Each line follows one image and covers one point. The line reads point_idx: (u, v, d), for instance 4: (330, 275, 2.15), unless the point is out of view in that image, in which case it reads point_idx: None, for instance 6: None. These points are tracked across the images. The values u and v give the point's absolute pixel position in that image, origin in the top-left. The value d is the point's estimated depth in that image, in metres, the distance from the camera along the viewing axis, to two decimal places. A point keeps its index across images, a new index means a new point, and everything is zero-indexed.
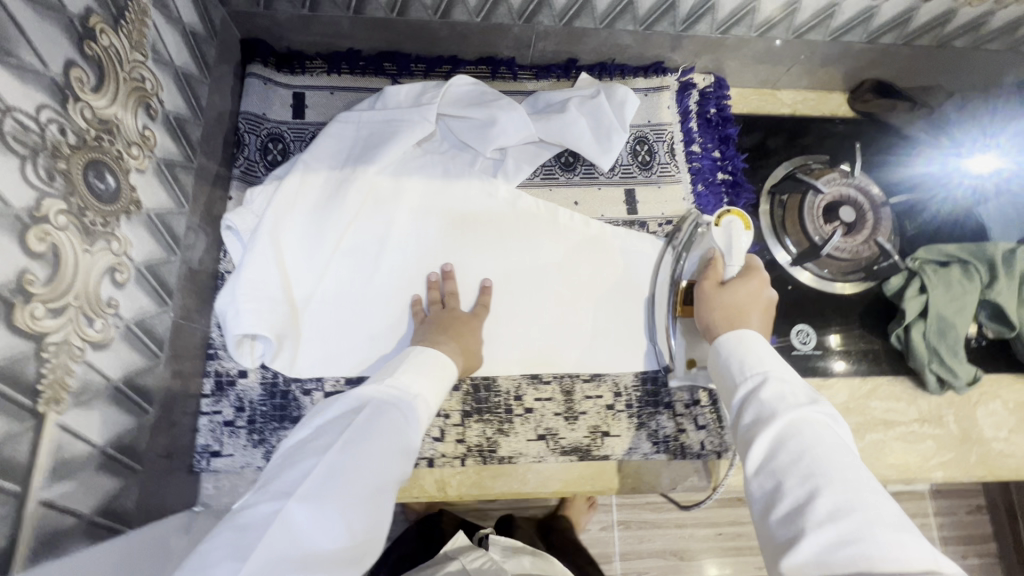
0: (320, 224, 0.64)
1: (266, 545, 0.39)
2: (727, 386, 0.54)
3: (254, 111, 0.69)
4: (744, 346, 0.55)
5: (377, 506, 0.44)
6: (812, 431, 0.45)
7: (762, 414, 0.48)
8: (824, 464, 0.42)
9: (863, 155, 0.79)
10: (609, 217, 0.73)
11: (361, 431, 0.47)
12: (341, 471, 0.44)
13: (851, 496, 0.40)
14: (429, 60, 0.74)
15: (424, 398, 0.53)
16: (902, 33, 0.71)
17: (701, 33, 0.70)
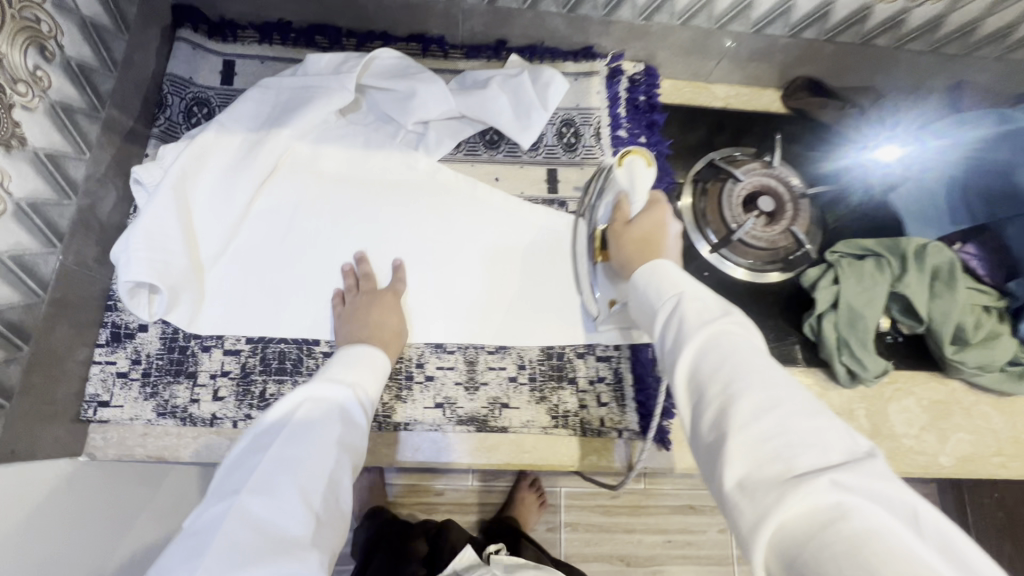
0: (231, 183, 0.65)
1: (226, 538, 0.38)
2: (647, 312, 0.49)
3: (181, 75, 0.71)
4: (659, 275, 0.50)
5: (335, 489, 0.44)
6: (731, 341, 0.41)
7: (680, 334, 0.44)
8: (745, 366, 0.39)
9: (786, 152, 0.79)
10: (529, 195, 0.74)
11: (304, 418, 0.47)
12: (289, 460, 0.43)
13: (773, 397, 0.36)
14: (361, 35, 0.75)
15: (360, 388, 0.53)
16: (823, 28, 0.72)
17: (624, 18, 0.71)
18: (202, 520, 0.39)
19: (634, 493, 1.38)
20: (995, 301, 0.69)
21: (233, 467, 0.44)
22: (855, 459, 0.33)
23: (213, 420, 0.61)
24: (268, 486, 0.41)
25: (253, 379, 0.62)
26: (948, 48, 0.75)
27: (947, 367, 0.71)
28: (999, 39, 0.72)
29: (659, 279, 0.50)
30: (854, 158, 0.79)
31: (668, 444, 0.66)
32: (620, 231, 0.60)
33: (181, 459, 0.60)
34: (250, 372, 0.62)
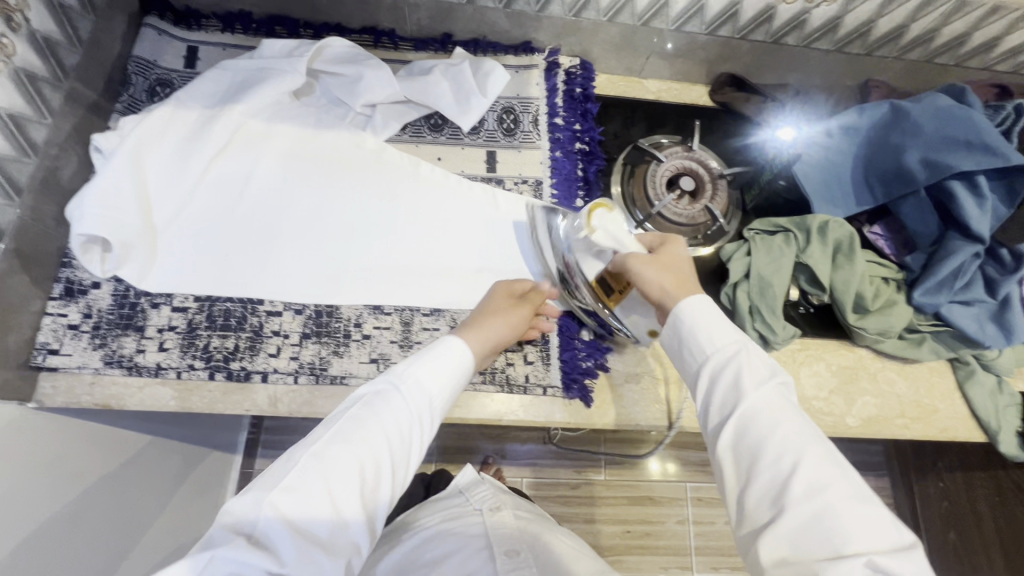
0: (185, 153, 0.70)
1: (264, 531, 0.41)
2: (693, 363, 0.54)
3: (145, 57, 0.76)
4: (703, 317, 0.55)
5: (370, 496, 0.47)
6: (775, 410, 0.48)
7: (727, 398, 0.50)
8: (795, 442, 0.46)
9: (704, 139, 0.87)
10: (468, 173, 0.80)
11: (354, 423, 0.49)
12: (333, 465, 0.46)
13: (817, 471, 0.44)
14: (316, 26, 0.82)
15: (420, 387, 0.54)
16: (735, 26, 0.80)
17: (556, 13, 0.78)
18: (245, 498, 0.42)
19: (594, 483, 1.41)
20: (893, 273, 0.77)
21: (282, 458, 0.46)
22: (899, 547, 0.40)
23: (158, 370, 0.64)
24: (310, 487, 0.44)
25: (199, 333, 0.66)
26: (851, 47, 0.83)
27: (853, 335, 0.77)
28: (893, 39, 0.81)
29: (705, 332, 0.54)
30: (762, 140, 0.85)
31: (590, 400, 0.70)
32: (637, 278, 0.62)
33: (126, 407, 0.64)
34: (196, 327, 0.66)
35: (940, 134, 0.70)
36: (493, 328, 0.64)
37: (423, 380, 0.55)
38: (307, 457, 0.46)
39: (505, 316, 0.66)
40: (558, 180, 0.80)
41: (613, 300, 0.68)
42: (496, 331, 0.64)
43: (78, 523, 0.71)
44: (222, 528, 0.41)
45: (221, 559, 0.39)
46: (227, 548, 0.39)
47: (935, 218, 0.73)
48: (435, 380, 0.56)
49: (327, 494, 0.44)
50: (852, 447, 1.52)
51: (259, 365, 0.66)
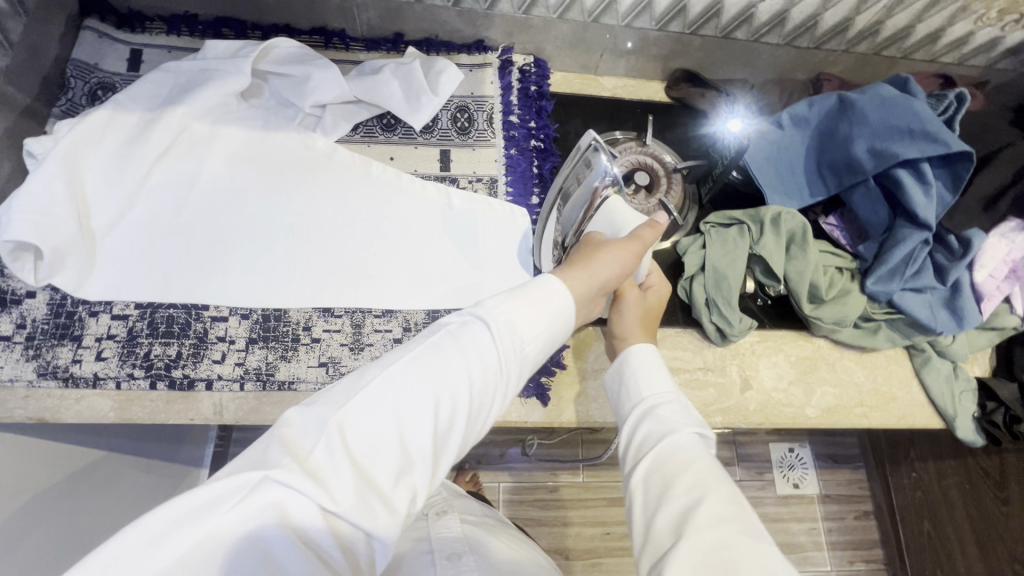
0: (124, 157, 0.68)
1: (319, 457, 0.36)
2: (628, 401, 0.57)
3: (86, 60, 0.74)
4: (648, 364, 0.58)
5: (440, 445, 0.41)
6: (692, 448, 0.48)
7: (653, 432, 0.51)
8: (706, 477, 0.45)
9: (661, 133, 0.87)
10: (422, 172, 0.79)
11: (433, 355, 0.43)
12: (407, 397, 0.40)
13: (722, 512, 0.43)
14: (264, 27, 0.80)
15: (510, 325, 0.46)
16: (685, 21, 0.80)
17: (506, 11, 0.78)
18: (310, 412, 0.38)
19: (572, 485, 1.39)
20: (847, 263, 0.77)
21: (353, 375, 0.41)
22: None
23: (96, 380, 0.62)
24: (379, 417, 0.38)
25: (139, 342, 0.64)
26: (800, 41, 0.84)
27: (809, 325, 0.77)
28: (840, 33, 0.82)
29: (644, 378, 0.57)
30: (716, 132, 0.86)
31: (546, 399, 0.69)
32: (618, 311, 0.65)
33: (63, 419, 0.62)
34: (137, 335, 0.64)
35: (884, 123, 0.71)
36: (604, 266, 0.57)
37: (513, 320, 0.47)
38: (380, 382, 0.40)
39: (613, 257, 0.59)
40: (513, 177, 0.80)
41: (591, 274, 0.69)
42: (606, 270, 0.58)
43: (28, 543, 0.70)
44: (284, 443, 0.36)
45: (272, 482, 0.33)
46: (282, 471, 0.34)
47: (885, 207, 0.74)
48: (529, 324, 0.47)
49: (395, 431, 0.38)
50: (828, 441, 1.53)
51: (203, 372, 0.64)
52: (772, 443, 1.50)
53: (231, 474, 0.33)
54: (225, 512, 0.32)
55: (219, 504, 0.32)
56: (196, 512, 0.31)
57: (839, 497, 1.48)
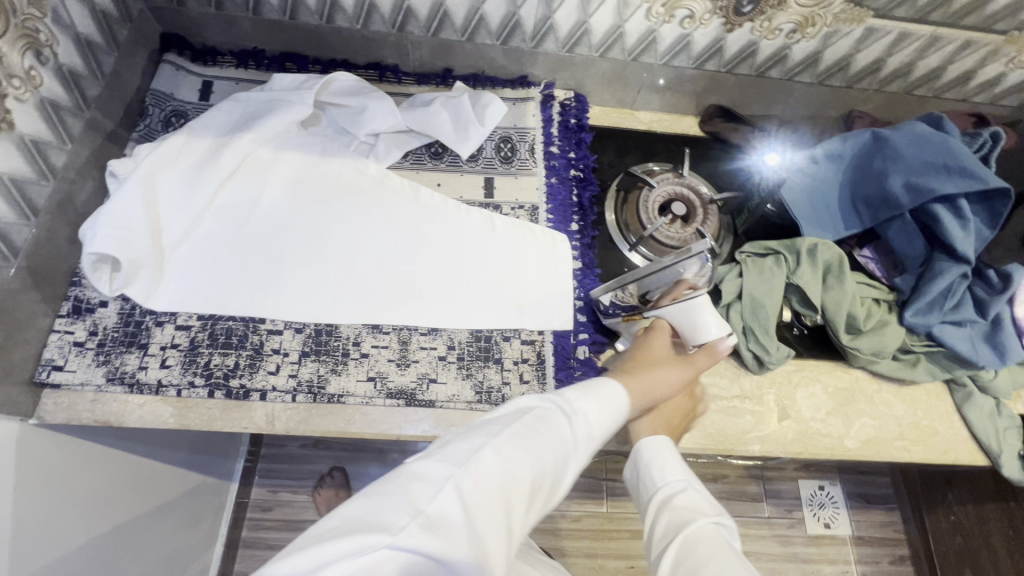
0: (195, 180, 0.73)
1: (436, 515, 0.38)
2: (650, 492, 0.60)
3: (163, 90, 0.81)
4: (662, 458, 0.61)
5: (525, 514, 0.44)
6: (711, 537, 0.51)
7: (674, 523, 0.54)
8: (728, 565, 0.48)
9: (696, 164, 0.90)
10: (467, 198, 0.82)
11: (533, 432, 0.47)
12: (510, 470, 0.44)
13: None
14: (324, 62, 0.86)
15: (584, 417, 0.52)
16: (721, 60, 0.84)
17: (551, 49, 0.83)
18: (429, 469, 0.41)
19: (596, 515, 1.37)
20: (884, 295, 0.78)
21: (461, 438, 0.45)
22: None
23: (159, 388, 0.65)
24: (488, 487, 0.42)
25: (200, 351, 0.67)
26: (832, 80, 0.87)
27: (846, 355, 0.77)
28: (871, 73, 0.85)
29: (660, 467, 0.61)
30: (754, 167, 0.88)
31: None
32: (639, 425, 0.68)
33: (125, 424, 0.64)
34: (198, 345, 0.68)
35: (920, 159, 0.73)
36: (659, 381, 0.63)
37: (589, 411, 0.52)
38: (489, 450, 0.44)
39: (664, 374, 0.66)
40: (553, 205, 0.83)
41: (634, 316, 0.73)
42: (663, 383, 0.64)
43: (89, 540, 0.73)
44: (406, 499, 0.39)
45: (394, 547, 0.36)
46: (407, 535, 0.36)
47: (921, 240, 0.75)
48: (603, 417, 0.53)
49: (500, 503, 0.42)
50: (860, 479, 1.49)
51: (259, 383, 0.67)
52: (801, 479, 1.47)
53: (358, 533, 0.36)
54: (355, 568, 0.34)
55: (350, 558, 0.34)
56: (328, 562, 0.34)
57: (872, 540, 1.43)
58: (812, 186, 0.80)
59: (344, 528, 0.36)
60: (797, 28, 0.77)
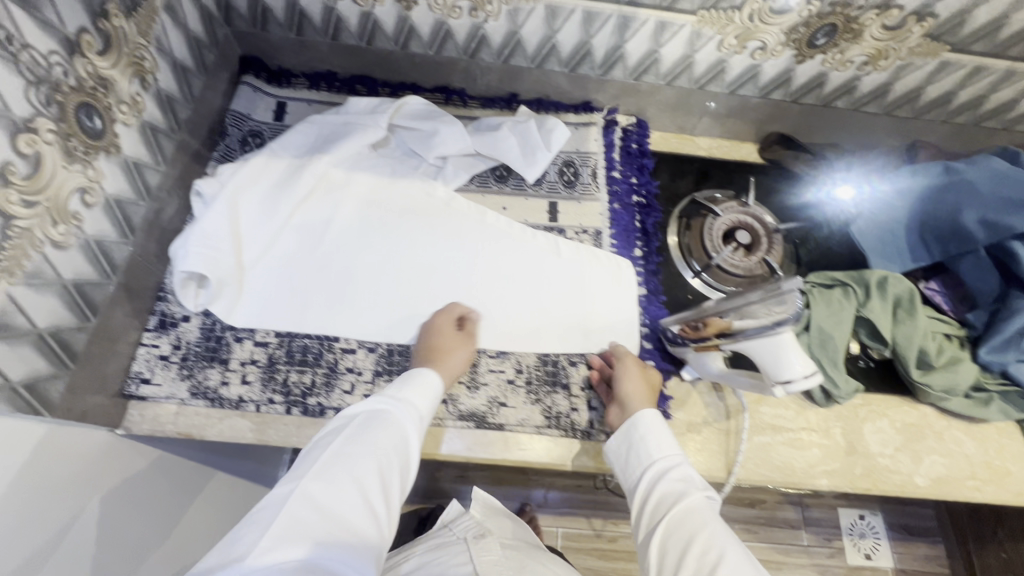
0: (274, 201, 0.75)
1: (286, 523, 0.46)
2: (638, 460, 0.63)
3: (241, 111, 0.84)
4: (652, 432, 0.64)
5: (386, 492, 0.53)
6: (702, 510, 0.56)
7: (669, 496, 0.59)
8: (722, 538, 0.54)
9: (760, 187, 0.90)
10: (532, 222, 0.83)
11: (362, 429, 0.56)
12: (348, 466, 0.53)
13: (737, 561, 0.52)
14: (393, 85, 0.88)
15: (410, 402, 0.61)
16: (788, 90, 0.84)
17: (618, 77, 0.84)
18: (277, 494, 0.49)
19: (632, 537, 1.36)
20: (955, 330, 0.77)
21: (300, 462, 0.53)
22: None
23: (239, 403, 0.67)
24: (335, 484, 0.51)
25: (278, 368, 0.69)
26: (899, 111, 0.87)
27: (916, 391, 0.76)
28: (940, 105, 0.84)
29: (654, 441, 0.64)
30: (817, 199, 0.88)
31: None
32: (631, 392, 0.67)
33: (206, 437, 0.66)
34: (276, 362, 0.69)
35: (999, 195, 0.71)
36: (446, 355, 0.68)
37: (414, 397, 0.62)
38: (326, 456, 0.53)
39: (460, 353, 0.69)
40: (617, 230, 0.84)
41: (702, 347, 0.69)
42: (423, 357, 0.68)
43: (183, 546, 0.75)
44: (251, 528, 0.46)
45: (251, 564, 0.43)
46: (258, 552, 0.44)
47: (995, 276, 0.74)
48: (432, 394, 0.63)
49: (346, 491, 0.51)
50: (902, 510, 1.45)
51: (334, 401, 0.68)
52: (840, 507, 1.44)
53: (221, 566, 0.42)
54: None
55: None
56: None
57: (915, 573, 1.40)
58: (888, 222, 0.80)
59: (209, 566, 0.43)
60: (869, 60, 0.77)
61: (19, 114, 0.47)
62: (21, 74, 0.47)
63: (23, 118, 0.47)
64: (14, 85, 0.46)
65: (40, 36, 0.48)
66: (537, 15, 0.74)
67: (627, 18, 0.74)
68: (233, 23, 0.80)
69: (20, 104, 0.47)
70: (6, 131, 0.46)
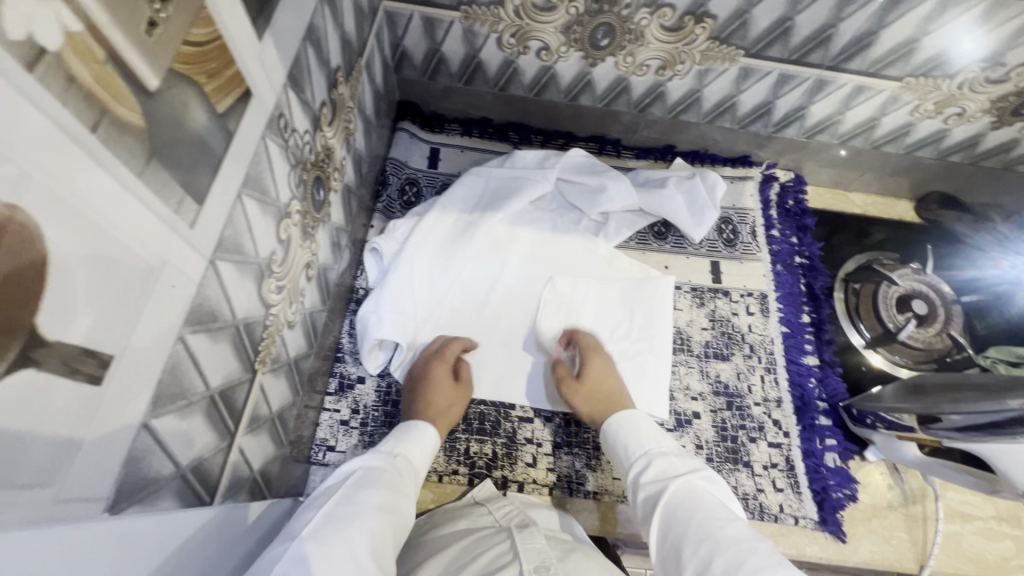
0: (447, 258, 0.73)
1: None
2: (623, 473, 0.55)
3: (399, 159, 0.82)
4: (624, 432, 0.57)
5: (383, 555, 0.42)
6: (687, 501, 0.46)
7: (652, 498, 0.49)
8: (707, 524, 0.44)
9: (935, 255, 0.85)
10: (695, 282, 0.81)
11: (361, 483, 0.48)
12: (345, 519, 0.42)
13: (735, 546, 0.41)
14: (547, 133, 0.86)
15: (405, 460, 0.53)
16: (970, 154, 0.81)
17: (790, 135, 0.81)
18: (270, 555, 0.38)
19: None
20: None
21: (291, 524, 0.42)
22: None
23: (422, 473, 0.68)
24: (331, 541, 0.40)
25: (458, 438, 0.69)
26: None
27: None
28: None
29: (624, 445, 0.56)
30: (1003, 277, 0.82)
31: (843, 536, 0.67)
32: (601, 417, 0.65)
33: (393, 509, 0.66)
34: (455, 430, 0.69)
35: None
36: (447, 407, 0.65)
37: (406, 454, 0.54)
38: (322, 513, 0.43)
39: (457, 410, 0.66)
40: (782, 294, 0.80)
41: (905, 435, 0.66)
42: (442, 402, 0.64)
43: None
44: None
45: None
46: None
47: None
48: (421, 454, 0.56)
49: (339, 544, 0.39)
50: None
51: (518, 474, 0.68)
52: None
53: None
54: None
55: None
56: None
57: None
58: None
59: None
60: None
61: (284, 201, 0.45)
62: (289, 160, 0.45)
63: (285, 204, 0.46)
64: (285, 172, 0.45)
65: (302, 117, 0.47)
66: (728, 76, 0.71)
67: (824, 82, 0.70)
68: (401, 71, 0.78)
69: (286, 190, 0.45)
70: (275, 219, 0.44)
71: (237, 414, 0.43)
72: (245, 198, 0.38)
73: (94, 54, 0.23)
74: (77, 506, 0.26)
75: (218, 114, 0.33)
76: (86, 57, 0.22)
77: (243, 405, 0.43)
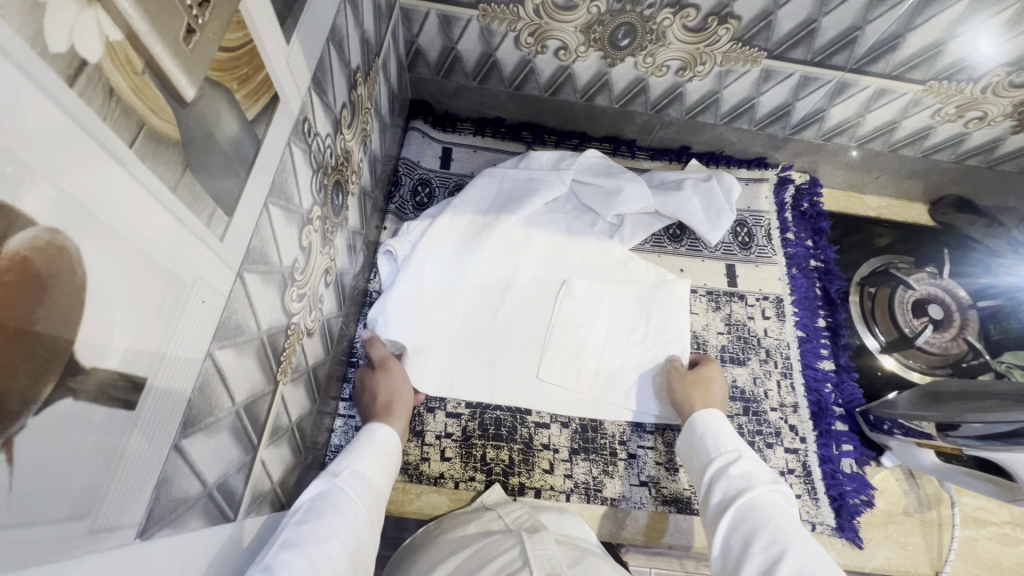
0: (461, 260, 0.71)
1: None
2: (703, 459, 0.55)
3: (411, 159, 0.80)
4: (715, 428, 0.57)
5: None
6: (765, 505, 0.46)
7: (729, 491, 0.49)
8: (786, 530, 0.43)
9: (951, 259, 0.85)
10: (711, 286, 0.80)
11: (309, 514, 0.43)
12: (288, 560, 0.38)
13: (812, 557, 0.41)
14: (561, 133, 0.85)
15: (361, 480, 0.49)
16: (988, 157, 0.80)
17: (807, 137, 0.80)
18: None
19: None
20: None
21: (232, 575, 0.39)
22: None
23: (439, 479, 0.67)
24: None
25: (473, 443, 0.69)
26: None
27: None
28: None
29: (713, 438, 0.56)
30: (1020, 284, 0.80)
31: (860, 542, 0.67)
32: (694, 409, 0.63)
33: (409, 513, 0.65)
34: (471, 436, 0.69)
35: None
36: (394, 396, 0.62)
37: (365, 472, 0.49)
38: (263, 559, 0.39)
39: (400, 389, 0.63)
40: (798, 298, 0.79)
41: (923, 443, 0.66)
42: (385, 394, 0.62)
43: None
44: None
45: None
46: None
47: None
48: (380, 471, 0.51)
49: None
50: None
51: (535, 481, 0.68)
52: None
53: None
54: None
55: None
56: None
57: None
58: None
59: None
60: None
61: (306, 207, 0.44)
62: (311, 165, 0.44)
63: (307, 210, 0.45)
64: (308, 178, 0.43)
65: (324, 121, 0.45)
66: (748, 77, 0.70)
67: (846, 84, 0.69)
68: (414, 70, 0.76)
69: (308, 197, 0.44)
70: (298, 226, 0.43)
71: (260, 427, 0.42)
72: (271, 206, 0.37)
73: (133, 65, 0.22)
74: (112, 535, 0.25)
75: (248, 122, 0.32)
76: (125, 68, 0.21)
77: (266, 417, 0.42)
